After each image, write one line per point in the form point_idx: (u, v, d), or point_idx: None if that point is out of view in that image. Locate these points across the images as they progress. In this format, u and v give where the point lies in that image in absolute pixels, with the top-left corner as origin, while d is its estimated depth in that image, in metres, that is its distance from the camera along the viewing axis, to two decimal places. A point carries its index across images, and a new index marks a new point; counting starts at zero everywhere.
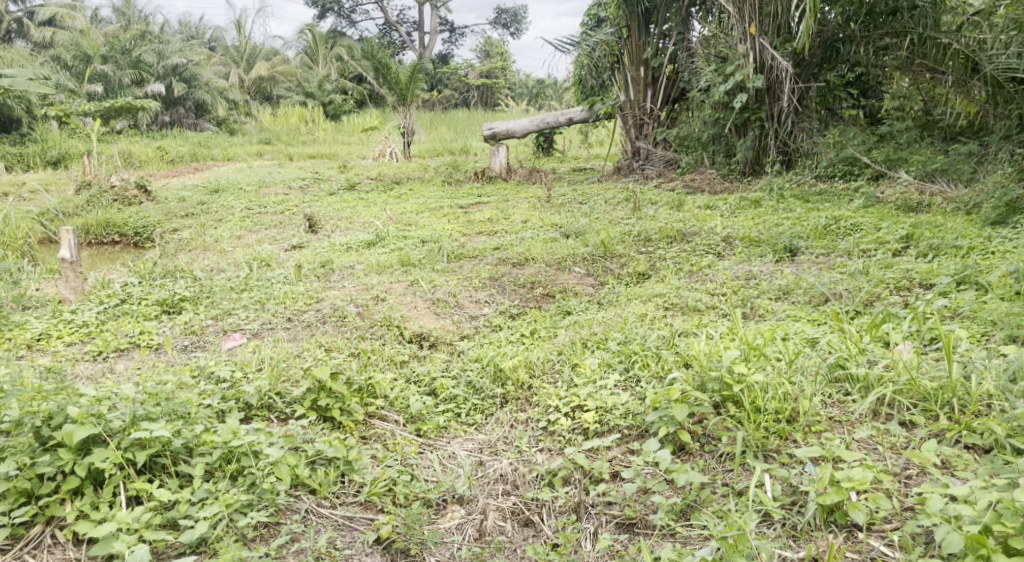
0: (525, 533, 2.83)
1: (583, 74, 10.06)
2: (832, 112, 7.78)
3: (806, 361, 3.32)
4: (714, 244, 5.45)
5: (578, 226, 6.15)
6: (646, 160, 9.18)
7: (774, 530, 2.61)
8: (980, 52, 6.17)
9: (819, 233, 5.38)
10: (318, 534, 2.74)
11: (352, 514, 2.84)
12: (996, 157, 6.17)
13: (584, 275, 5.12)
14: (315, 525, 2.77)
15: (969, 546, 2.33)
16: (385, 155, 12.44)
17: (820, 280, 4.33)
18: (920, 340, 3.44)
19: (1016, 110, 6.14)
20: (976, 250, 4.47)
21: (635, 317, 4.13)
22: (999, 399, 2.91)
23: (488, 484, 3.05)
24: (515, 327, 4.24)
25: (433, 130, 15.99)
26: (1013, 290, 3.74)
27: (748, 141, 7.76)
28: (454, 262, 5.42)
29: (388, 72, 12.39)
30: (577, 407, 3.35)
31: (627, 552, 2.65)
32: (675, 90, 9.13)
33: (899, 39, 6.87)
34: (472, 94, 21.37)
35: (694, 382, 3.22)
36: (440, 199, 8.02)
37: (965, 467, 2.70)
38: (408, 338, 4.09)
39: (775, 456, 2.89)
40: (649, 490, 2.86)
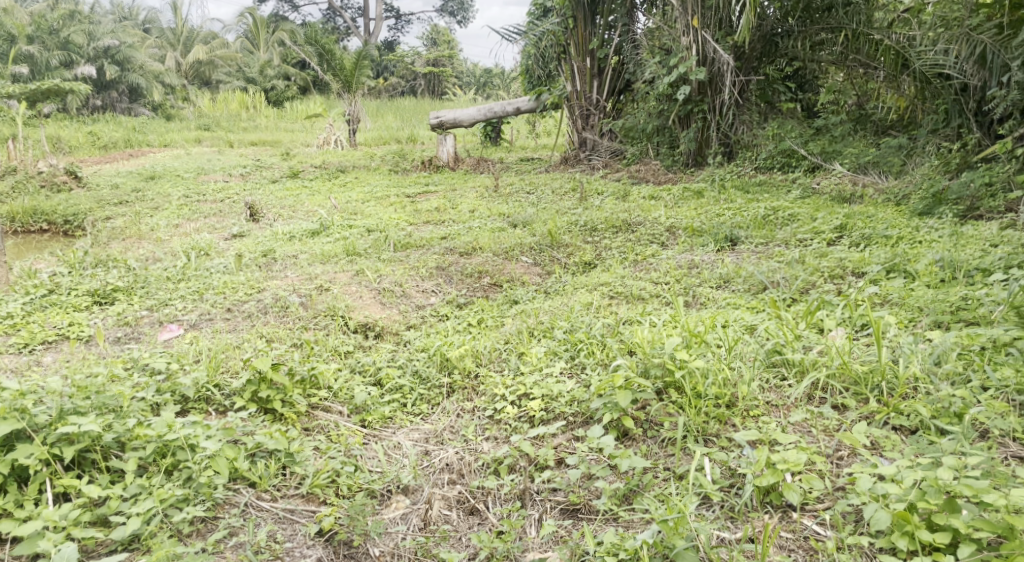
0: (470, 521, 2.83)
1: (530, 63, 10.04)
2: (771, 105, 7.95)
3: (745, 348, 3.42)
4: (658, 234, 5.52)
5: (525, 216, 6.17)
6: (593, 151, 9.25)
7: (713, 512, 2.67)
8: (909, 49, 6.35)
9: (759, 223, 5.49)
10: (258, 527, 2.71)
11: (294, 506, 2.81)
12: (924, 150, 6.41)
13: (532, 264, 5.14)
14: (255, 519, 2.74)
15: (895, 523, 2.42)
16: (329, 142, 12.28)
17: (758, 269, 4.43)
18: (852, 326, 3.57)
19: (943, 104, 6.31)
20: (905, 239, 4.64)
21: (580, 305, 4.17)
22: (925, 382, 3.04)
23: (433, 473, 3.04)
24: (462, 316, 4.24)
25: (379, 118, 15.80)
26: (939, 278, 3.89)
27: (691, 133, 7.88)
28: (400, 251, 5.39)
29: (333, 57, 12.22)
30: (523, 396, 3.38)
31: (570, 537, 2.68)
32: (620, 81, 9.23)
33: (834, 35, 7.11)
34: (419, 82, 21.15)
35: (637, 368, 3.29)
36: (387, 187, 7.95)
37: (893, 447, 2.79)
38: (352, 328, 4.06)
39: (714, 440, 2.95)
40: (593, 476, 2.89)
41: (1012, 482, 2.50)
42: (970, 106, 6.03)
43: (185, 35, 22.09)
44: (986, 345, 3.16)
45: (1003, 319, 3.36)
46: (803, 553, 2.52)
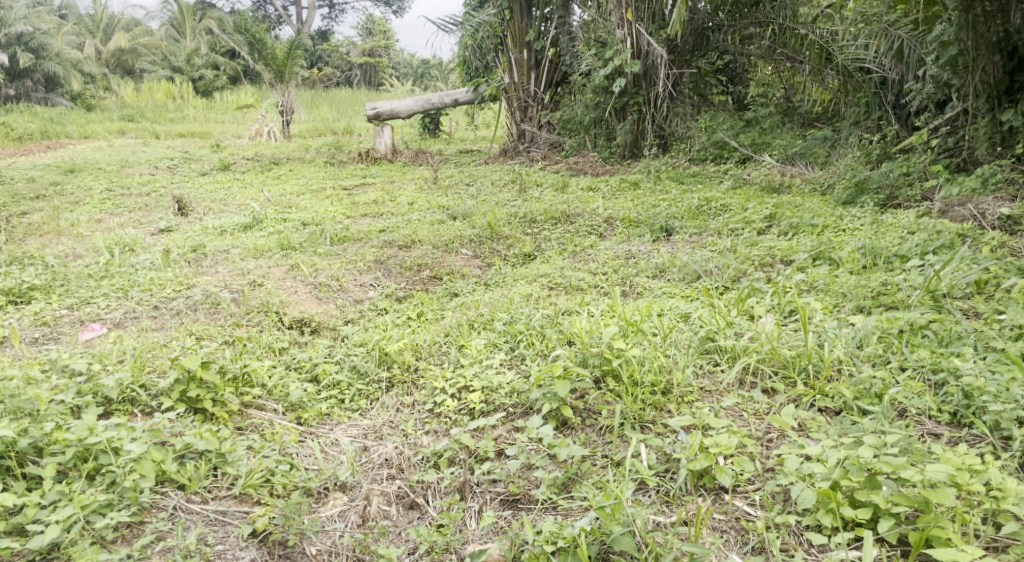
0: (410, 516, 2.82)
1: (467, 55, 9.94)
2: (703, 98, 8.05)
3: (679, 335, 3.50)
4: (596, 225, 5.58)
5: (464, 208, 6.16)
6: (532, 143, 9.26)
7: (649, 497, 2.71)
8: (832, 43, 6.56)
9: (693, 213, 5.59)
10: (187, 531, 2.66)
11: (226, 508, 2.76)
12: (846, 142, 6.64)
13: (472, 257, 5.14)
14: (184, 522, 2.69)
15: (820, 501, 2.51)
16: (262, 134, 12.01)
17: (692, 258, 4.52)
18: (781, 312, 3.68)
19: (864, 97, 6.58)
20: (830, 228, 4.79)
21: (520, 297, 4.20)
22: (848, 364, 3.16)
23: (372, 469, 3.02)
24: (401, 310, 4.22)
25: (314, 109, 15.53)
26: (861, 265, 4.03)
27: (627, 125, 7.98)
28: (337, 245, 5.33)
29: (264, 46, 11.92)
30: (463, 388, 3.38)
31: (510, 528, 2.69)
32: (557, 74, 9.24)
33: (762, 29, 7.23)
34: (355, 73, 20.83)
35: (576, 358, 3.34)
36: (322, 180, 7.85)
37: (818, 428, 2.88)
38: (288, 324, 3.99)
39: (650, 427, 3.01)
40: (533, 466, 2.91)
41: (928, 458, 2.61)
42: (887, 100, 6.35)
43: (105, 22, 21.34)
44: (904, 328, 3.30)
45: (919, 303, 3.51)
46: (734, 534, 2.57)
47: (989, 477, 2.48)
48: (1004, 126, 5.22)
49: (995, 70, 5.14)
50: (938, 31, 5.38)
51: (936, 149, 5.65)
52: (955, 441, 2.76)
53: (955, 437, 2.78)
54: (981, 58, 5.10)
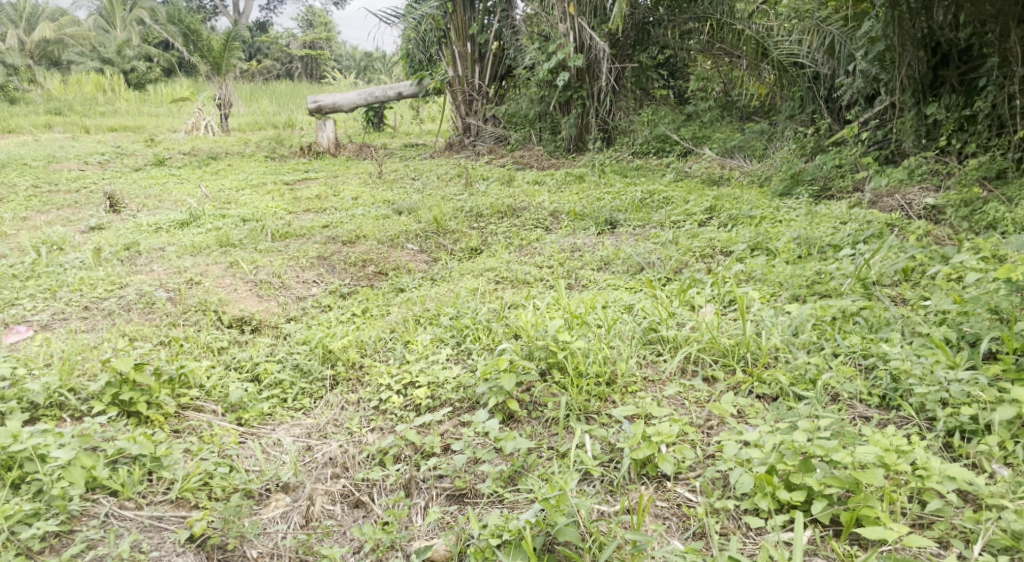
0: (355, 515, 2.79)
1: (411, 48, 9.83)
2: (645, 92, 8.20)
3: (623, 326, 3.55)
4: (542, 218, 5.60)
5: (410, 203, 6.12)
6: (477, 137, 9.25)
7: (593, 487, 2.74)
8: (767, 39, 6.71)
9: (637, 206, 5.65)
10: (120, 538, 2.60)
11: (161, 513, 2.70)
12: (782, 135, 6.81)
13: (418, 252, 5.12)
14: (117, 529, 2.63)
15: (757, 485, 2.58)
16: (199, 128, 11.72)
17: (636, 250, 4.58)
18: (720, 302, 3.76)
19: (798, 92, 6.76)
20: (768, 219, 4.91)
21: (466, 291, 4.20)
22: (784, 351, 3.25)
23: (316, 468, 2.98)
24: (345, 306, 4.18)
25: (254, 103, 15.23)
26: (796, 254, 4.15)
27: (571, 119, 8.01)
28: (279, 241, 5.24)
29: (200, 38, 11.77)
30: (409, 384, 3.37)
31: (456, 522, 2.69)
32: (502, 67, 9.23)
33: (701, 24, 7.32)
34: (296, 65, 20.47)
35: (522, 351, 3.36)
36: (263, 175, 7.71)
37: (756, 415, 2.95)
38: (227, 323, 3.92)
39: (595, 417, 3.05)
40: (479, 460, 2.92)
41: (858, 440, 2.70)
42: (820, 95, 6.53)
43: (28, 11, 20.52)
44: (837, 315, 3.41)
45: (850, 291, 3.62)
46: (676, 520, 2.62)
47: (915, 457, 2.57)
48: (929, 119, 5.44)
49: (919, 65, 5.34)
50: (866, 28, 5.53)
51: (868, 141, 5.82)
52: (884, 423, 2.86)
53: (884, 419, 2.88)
54: (906, 53, 5.31)
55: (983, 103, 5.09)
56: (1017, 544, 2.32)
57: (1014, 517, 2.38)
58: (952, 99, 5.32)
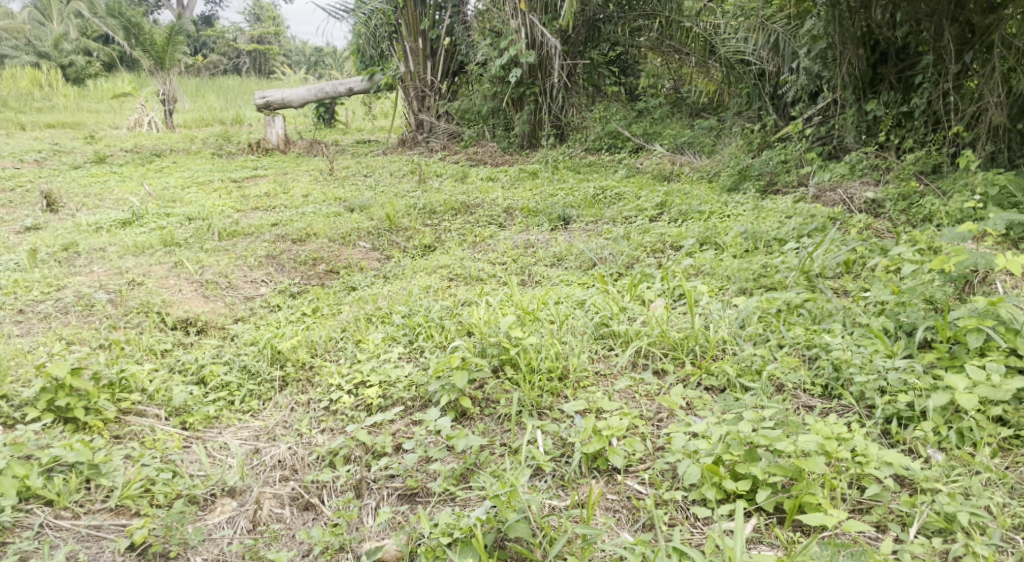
0: (304, 517, 2.76)
1: (361, 43, 9.72)
2: (597, 89, 8.26)
3: (575, 322, 3.57)
4: (496, 215, 5.60)
5: (362, 200, 6.06)
6: (430, 133, 9.13)
7: (545, 483, 2.75)
8: (714, 36, 6.84)
9: (589, 202, 5.69)
10: (55, 549, 2.55)
11: (100, 522, 2.64)
12: (730, 131, 6.95)
13: (370, 249, 5.07)
14: (52, 540, 2.57)
15: (704, 476, 2.62)
16: (142, 124, 11.43)
17: (588, 246, 4.61)
18: (670, 297, 3.80)
19: (744, 89, 6.91)
20: (716, 214, 4.98)
21: (419, 289, 4.17)
22: (732, 343, 3.30)
23: (264, 471, 2.94)
24: (295, 305, 4.12)
25: (200, 98, 14.91)
26: (743, 248, 4.22)
27: (524, 115, 8.02)
28: (226, 240, 5.15)
29: (141, 32, 11.50)
30: (360, 384, 3.34)
31: (407, 522, 2.67)
32: (454, 64, 9.24)
33: (650, 22, 7.44)
34: (244, 60, 20.08)
35: (475, 348, 3.36)
36: (209, 172, 7.56)
37: (704, 406, 2.99)
38: (171, 324, 3.83)
39: (548, 413, 3.06)
40: (431, 458, 2.91)
41: (802, 428, 2.76)
42: (766, 92, 6.70)
43: None
44: (782, 308, 3.47)
45: (795, 284, 3.70)
46: (626, 513, 2.64)
47: (855, 444, 2.64)
48: (869, 115, 5.58)
49: (859, 62, 5.49)
50: (808, 26, 5.64)
51: (811, 137, 5.96)
52: (827, 411, 2.93)
53: (826, 408, 2.94)
54: (847, 51, 5.47)
55: (919, 99, 5.25)
56: (949, 526, 2.40)
57: (947, 500, 2.46)
58: (891, 96, 5.45)
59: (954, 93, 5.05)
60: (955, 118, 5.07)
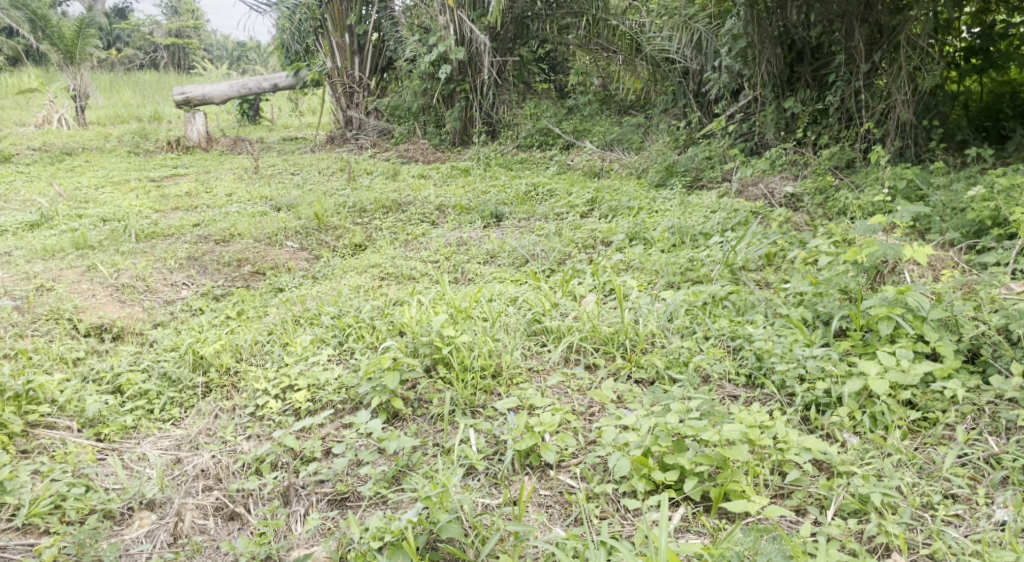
0: (230, 527, 2.67)
1: (286, 38, 9.51)
2: (528, 86, 8.22)
3: (507, 319, 3.55)
4: (428, 213, 5.55)
5: (289, 199, 5.92)
6: (360, 130, 8.99)
7: (478, 481, 2.73)
8: (641, 35, 7.01)
9: (521, 199, 5.69)
10: None
11: (6, 543, 2.53)
12: (658, 127, 6.99)
13: (298, 249, 4.96)
14: None
15: (634, 467, 2.64)
16: (52, 122, 10.94)
17: (520, 243, 4.60)
18: (601, 292, 3.83)
19: (670, 86, 7.02)
20: (645, 209, 5.04)
21: (350, 289, 4.10)
22: (660, 336, 3.35)
23: (186, 482, 2.84)
24: (219, 309, 3.99)
25: (114, 94, 14.35)
26: (670, 243, 4.28)
27: (455, 112, 7.97)
28: (144, 241, 4.97)
29: (48, 24, 10.98)
30: (287, 388, 3.25)
31: (337, 528, 2.62)
32: (382, 59, 9.13)
33: (577, 19, 7.48)
34: (161, 55, 19.37)
35: (407, 348, 3.31)
36: (125, 171, 7.28)
37: (634, 399, 3.02)
38: (84, 332, 3.67)
39: (481, 411, 3.04)
40: (361, 462, 2.85)
41: (727, 418, 2.81)
42: (690, 89, 6.81)
43: None
44: (707, 300, 3.54)
45: (720, 277, 3.77)
46: (559, 508, 2.64)
47: (776, 431, 2.70)
48: (788, 112, 5.71)
49: (777, 61, 5.64)
50: (728, 25, 5.78)
51: (734, 134, 6.06)
52: (750, 400, 2.99)
53: (750, 397, 3.00)
54: (765, 50, 5.59)
55: (834, 97, 5.42)
56: (864, 507, 2.48)
57: (861, 482, 2.54)
58: (807, 94, 5.63)
59: (865, 92, 5.29)
60: (866, 115, 5.30)
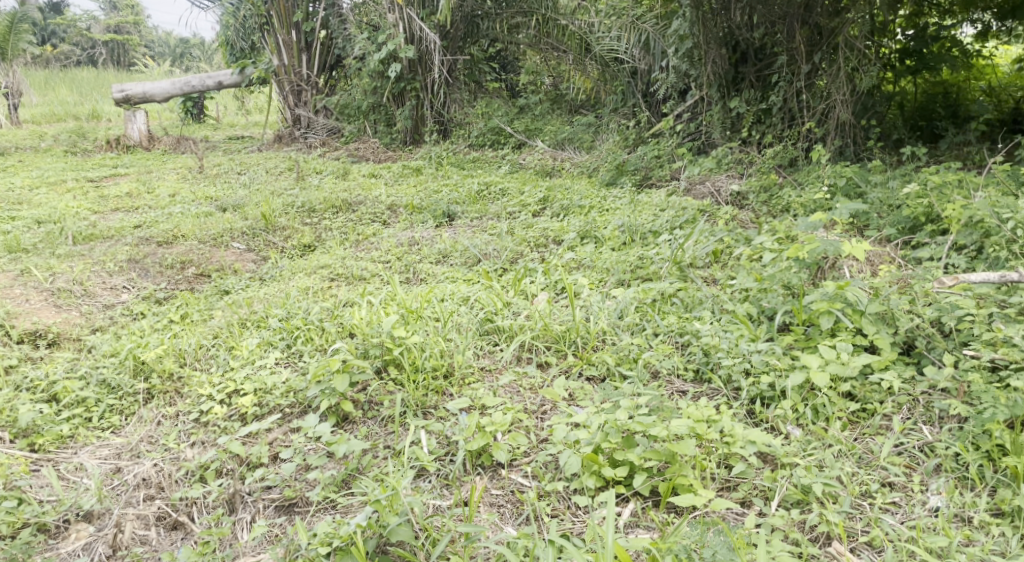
0: (172, 537, 2.61)
1: (231, 35, 9.32)
2: (479, 85, 8.25)
3: (459, 319, 3.53)
4: (379, 212, 5.49)
5: (235, 199, 5.81)
6: (308, 129, 8.84)
7: (429, 483, 2.70)
8: (589, 34, 7.03)
9: (473, 197, 5.68)
10: None
11: None
12: (608, 127, 7.02)
13: (244, 251, 4.86)
14: None
15: (584, 464, 2.64)
16: None
17: (472, 242, 4.57)
18: (553, 291, 3.83)
19: (619, 86, 7.07)
20: (596, 208, 5.06)
21: (298, 291, 4.03)
22: (611, 334, 3.36)
23: (126, 491, 2.76)
24: (161, 313, 3.89)
25: (51, 92, 13.90)
26: (621, 241, 4.30)
27: (406, 110, 7.86)
28: (82, 244, 4.82)
29: None
30: (233, 392, 3.18)
31: (284, 534, 2.57)
32: (331, 57, 9.04)
33: (527, 19, 7.49)
34: (99, 52, 18.72)
35: (357, 351, 3.26)
36: (62, 172, 7.06)
37: (585, 396, 3.02)
38: (17, 339, 3.54)
39: (433, 412, 3.02)
40: (310, 466, 2.80)
41: (676, 413, 2.83)
42: (639, 89, 6.88)
43: None
44: (657, 297, 3.57)
45: (668, 274, 3.80)
46: (510, 507, 2.63)
47: (723, 425, 2.73)
48: (733, 112, 5.78)
49: (722, 62, 5.72)
50: (675, 26, 5.86)
51: (682, 133, 6.12)
52: (698, 395, 3.02)
53: (697, 392, 3.03)
54: (711, 51, 5.67)
55: (777, 97, 5.52)
56: (806, 498, 2.52)
57: (804, 473, 2.58)
58: (751, 94, 5.72)
59: (806, 92, 5.39)
60: (808, 115, 5.40)
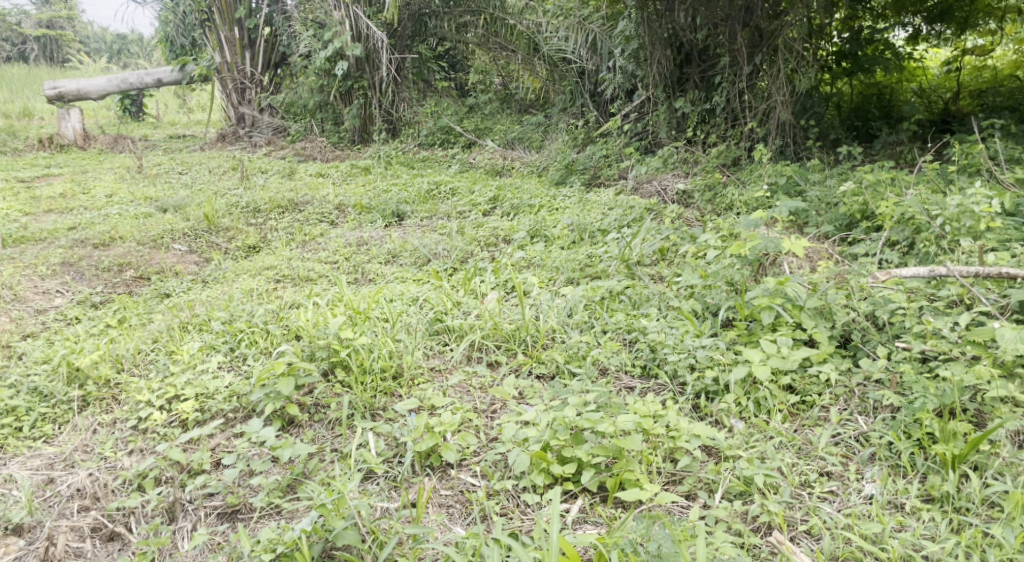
0: (109, 549, 2.53)
1: (170, 31, 9.09)
2: (427, 84, 8.20)
3: (408, 319, 3.49)
4: (327, 212, 5.42)
5: (176, 199, 5.66)
6: (253, 127, 8.74)
7: (376, 485, 2.67)
8: (537, 34, 7.04)
9: (423, 197, 5.64)
10: None
11: None
12: (557, 127, 7.05)
13: (186, 252, 4.75)
14: None
15: (533, 462, 2.64)
16: None
17: (421, 242, 4.53)
18: (502, 290, 3.82)
19: (567, 86, 7.11)
20: (545, 207, 5.07)
21: (242, 293, 3.94)
22: (560, 332, 3.37)
23: (60, 502, 2.67)
24: (97, 318, 3.77)
25: None
26: (570, 240, 4.32)
27: (353, 110, 7.78)
28: (11, 247, 4.65)
29: None
30: (174, 397, 3.09)
31: (226, 542, 2.51)
32: (275, 54, 8.87)
33: (475, 18, 7.42)
34: (30, 47, 17.61)
35: (303, 353, 3.20)
36: None
37: (535, 394, 3.02)
38: None
39: (381, 413, 2.98)
40: (253, 471, 2.75)
41: (623, 409, 2.85)
42: (587, 89, 6.97)
43: None
44: (605, 295, 3.59)
45: (617, 272, 3.83)
46: (459, 508, 2.61)
47: (669, 421, 2.76)
48: (679, 112, 5.88)
49: (667, 63, 5.81)
50: (621, 27, 5.98)
51: (630, 132, 6.18)
52: (645, 391, 3.05)
53: (644, 388, 3.05)
54: (656, 52, 5.76)
55: (720, 97, 5.63)
56: (748, 489, 2.56)
57: (746, 464, 2.62)
58: (696, 94, 5.79)
59: (748, 92, 5.48)
60: (750, 115, 5.49)
